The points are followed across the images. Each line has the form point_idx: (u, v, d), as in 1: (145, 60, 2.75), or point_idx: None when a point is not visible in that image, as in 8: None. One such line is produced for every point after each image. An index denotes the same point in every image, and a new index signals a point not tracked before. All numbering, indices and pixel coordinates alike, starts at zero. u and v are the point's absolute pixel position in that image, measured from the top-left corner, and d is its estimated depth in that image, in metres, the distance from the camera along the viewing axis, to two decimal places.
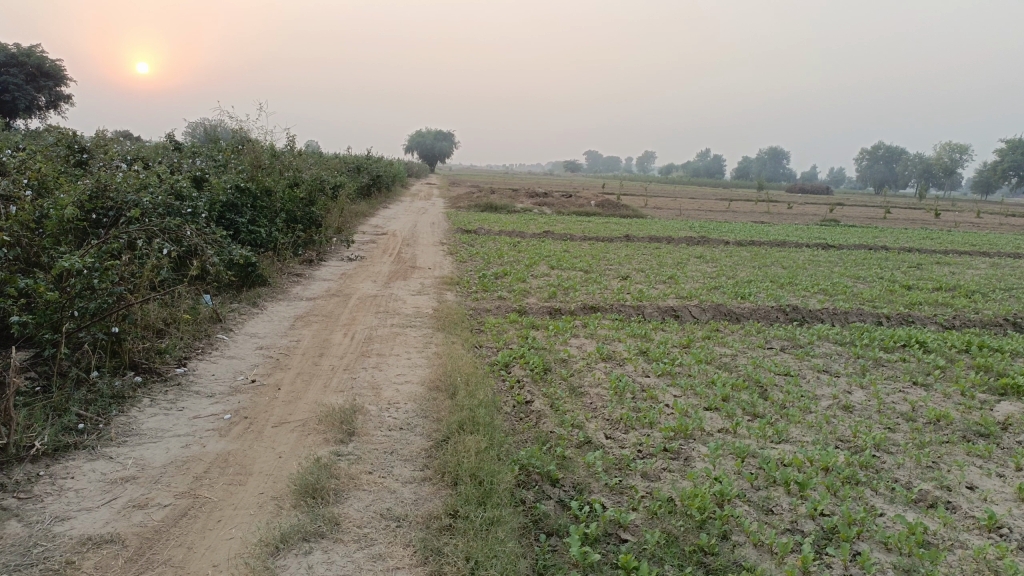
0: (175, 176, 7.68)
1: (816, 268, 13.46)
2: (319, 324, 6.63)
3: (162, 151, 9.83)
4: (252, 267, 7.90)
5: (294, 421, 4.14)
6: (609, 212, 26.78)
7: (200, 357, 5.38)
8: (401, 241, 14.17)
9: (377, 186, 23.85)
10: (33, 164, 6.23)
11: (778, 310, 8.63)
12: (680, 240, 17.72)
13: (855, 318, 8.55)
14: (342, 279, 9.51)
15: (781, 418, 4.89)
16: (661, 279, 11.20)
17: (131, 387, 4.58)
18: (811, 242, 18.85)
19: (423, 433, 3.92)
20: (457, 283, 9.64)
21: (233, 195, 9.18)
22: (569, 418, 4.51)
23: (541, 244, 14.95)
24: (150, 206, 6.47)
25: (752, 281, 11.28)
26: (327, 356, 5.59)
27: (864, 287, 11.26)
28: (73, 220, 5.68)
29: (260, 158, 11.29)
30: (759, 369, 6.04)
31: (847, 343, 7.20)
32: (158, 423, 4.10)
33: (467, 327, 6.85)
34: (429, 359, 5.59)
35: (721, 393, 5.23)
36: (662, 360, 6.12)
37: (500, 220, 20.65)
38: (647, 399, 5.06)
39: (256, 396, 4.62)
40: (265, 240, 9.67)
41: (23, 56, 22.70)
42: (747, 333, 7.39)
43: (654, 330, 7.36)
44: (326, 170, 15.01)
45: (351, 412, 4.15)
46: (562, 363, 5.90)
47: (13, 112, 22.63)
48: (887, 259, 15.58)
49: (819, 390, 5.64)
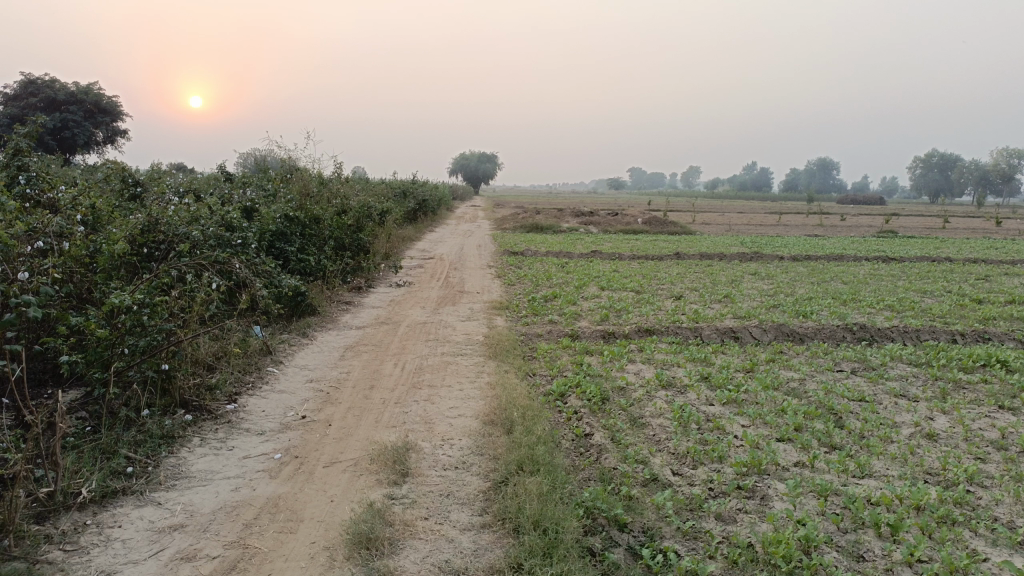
0: (225, 207, 7.68)
1: (878, 282, 12.93)
2: (370, 354, 6.50)
3: (213, 183, 9.91)
4: (301, 297, 7.84)
5: (345, 460, 3.98)
6: (657, 229, 26.40)
7: (250, 392, 5.27)
8: (448, 265, 14.08)
9: (422, 210, 23.95)
10: (88, 199, 6.26)
11: (844, 328, 8.24)
12: (732, 256, 17.30)
13: (927, 336, 8.12)
14: (391, 306, 9.42)
15: (861, 449, 4.56)
16: (717, 298, 10.86)
17: (181, 426, 4.48)
18: (870, 255, 18.22)
19: (480, 472, 3.72)
20: (507, 307, 9.46)
21: (282, 224, 9.18)
22: (632, 453, 4.27)
23: (590, 264, 14.68)
24: (200, 238, 6.44)
25: (812, 298, 10.86)
26: (377, 388, 5.44)
27: (932, 302, 10.74)
28: (124, 256, 5.66)
29: (308, 186, 11.33)
30: (830, 394, 5.70)
31: (922, 364, 6.80)
32: (208, 464, 3.98)
33: (520, 354, 6.65)
34: (482, 390, 5.40)
35: (793, 422, 4.92)
36: (726, 386, 5.83)
37: (547, 240, 20.48)
38: (714, 430, 4.78)
39: (306, 433, 4.48)
40: (315, 269, 9.64)
41: (81, 94, 23.47)
42: (813, 355, 7.03)
43: (714, 354, 7.06)
44: (373, 196, 15.03)
45: (404, 451, 3.97)
46: (620, 392, 5.65)
47: (72, 148, 23.36)
48: (952, 271, 14.95)
49: (898, 417, 5.28)
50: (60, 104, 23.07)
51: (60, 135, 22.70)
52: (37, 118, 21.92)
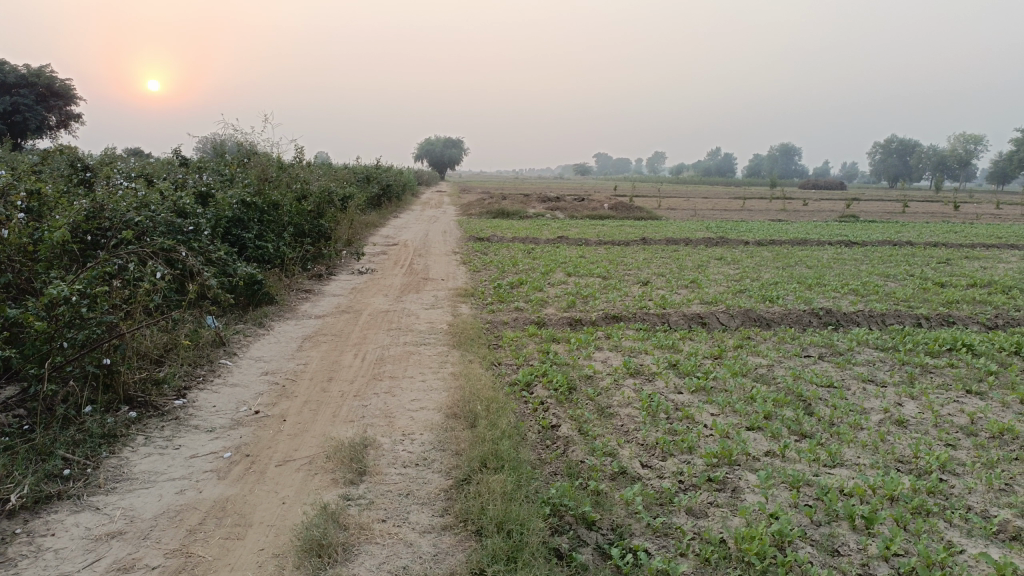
0: (178, 192, 7.38)
1: (842, 266, 12.98)
2: (329, 345, 6.28)
3: (166, 167, 9.55)
4: (258, 285, 7.57)
5: (300, 458, 3.78)
6: (623, 214, 26.37)
7: (201, 386, 5.02)
8: (413, 251, 13.83)
9: (387, 196, 23.62)
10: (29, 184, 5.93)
11: (810, 313, 8.20)
12: (698, 242, 17.28)
13: (892, 320, 8.11)
14: (353, 294, 9.18)
15: (832, 437, 4.48)
16: (683, 283, 10.78)
17: (125, 424, 4.23)
18: (833, 239, 18.35)
19: (442, 470, 3.54)
20: (472, 294, 9.28)
21: (239, 210, 8.88)
22: (600, 445, 4.13)
23: (557, 251, 14.54)
24: (148, 226, 6.16)
25: (778, 283, 10.84)
26: (335, 380, 5.23)
27: (896, 286, 10.78)
28: (67, 244, 5.37)
29: (266, 171, 11.00)
30: (799, 381, 5.62)
31: (889, 349, 6.77)
32: (152, 465, 3.75)
33: (484, 343, 6.48)
34: (445, 381, 5.22)
35: (762, 410, 4.82)
36: (694, 374, 5.72)
37: (513, 226, 20.29)
38: (683, 420, 4.66)
39: (259, 429, 4.25)
40: (273, 256, 9.35)
41: (33, 77, 22.65)
42: (781, 341, 6.97)
43: (681, 340, 6.96)
44: (335, 181, 14.70)
45: (362, 447, 3.78)
46: (588, 381, 5.51)
47: (23, 133, 22.56)
48: (914, 255, 15.09)
49: (866, 404, 5.22)
50: (10, 88, 22.23)
51: (9, 120, 21.89)
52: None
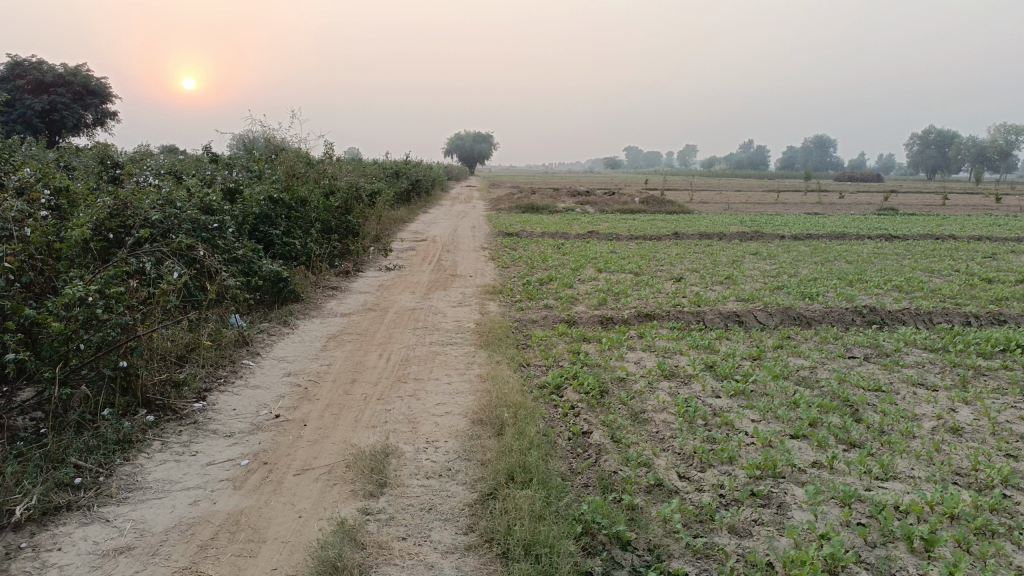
0: (205, 189, 7.29)
1: (883, 262, 12.55)
2: (354, 345, 6.12)
3: (195, 163, 9.49)
4: (284, 283, 7.45)
5: (319, 467, 3.61)
6: (654, 208, 26.02)
7: (222, 388, 4.88)
8: (441, 247, 13.66)
9: (416, 191, 23.53)
10: (53, 181, 5.85)
11: (853, 311, 7.87)
12: (732, 236, 16.91)
13: (940, 319, 7.75)
14: (379, 291, 9.03)
15: (883, 447, 4.21)
16: (718, 279, 10.47)
17: (141, 429, 4.09)
18: (873, 233, 17.85)
19: (466, 482, 3.35)
20: (501, 291, 9.07)
21: (267, 206, 8.79)
22: (634, 454, 3.90)
23: (587, 245, 14.29)
24: (172, 223, 6.04)
25: (817, 279, 10.49)
26: (359, 382, 5.06)
27: (941, 282, 10.38)
28: (89, 242, 5.27)
29: (294, 167, 10.90)
30: (845, 384, 5.33)
31: (938, 350, 6.43)
32: (167, 473, 3.61)
33: (513, 343, 6.27)
34: (472, 383, 5.02)
35: (806, 417, 4.55)
36: (733, 377, 5.45)
37: (542, 221, 20.07)
38: (722, 427, 4.40)
39: (279, 434, 4.09)
40: (301, 253, 9.24)
41: (70, 75, 22.93)
42: (823, 341, 6.66)
43: (718, 340, 6.68)
44: (363, 176, 14.59)
45: (383, 457, 3.59)
46: (621, 384, 5.27)
47: (61, 131, 22.86)
48: (958, 249, 14.58)
49: (917, 409, 4.92)
50: (48, 87, 22.48)
51: (48, 118, 22.15)
52: (22, 99, 21.31)
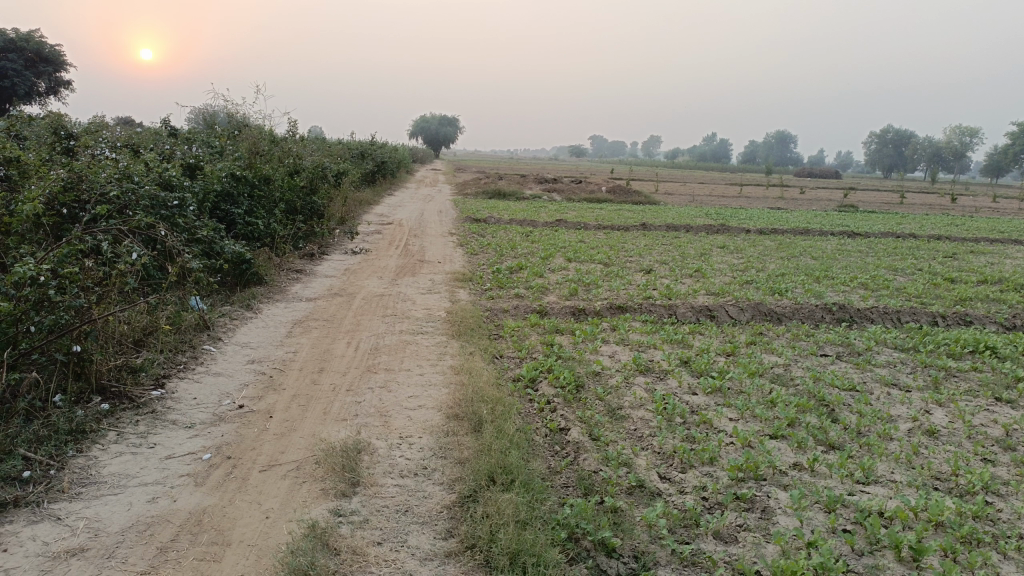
0: (166, 164, 6.98)
1: (847, 258, 12.67)
2: (320, 332, 5.91)
3: (154, 137, 9.12)
4: (246, 265, 7.18)
5: (286, 463, 3.43)
6: (620, 198, 26.02)
7: (181, 375, 4.65)
8: (407, 231, 13.42)
9: (381, 173, 23.16)
10: (3, 151, 5.54)
11: (823, 308, 7.88)
12: (699, 228, 16.95)
13: (908, 318, 7.80)
14: (345, 275, 8.80)
15: (862, 449, 4.17)
16: (687, 272, 10.44)
17: (95, 418, 3.85)
18: (835, 229, 18.05)
19: (443, 482, 3.20)
20: (470, 279, 8.90)
21: (228, 184, 8.49)
22: (614, 454, 3.80)
23: (555, 234, 14.17)
24: (131, 199, 5.76)
25: (785, 274, 10.52)
26: (326, 372, 4.86)
27: (906, 281, 10.49)
28: (40, 217, 4.98)
29: (257, 145, 10.56)
30: (820, 384, 5.29)
31: (908, 350, 6.45)
32: (123, 467, 3.39)
33: (484, 333, 6.12)
34: (445, 375, 4.86)
35: (785, 417, 4.49)
36: (708, 373, 5.38)
37: (509, 207, 19.92)
38: (701, 426, 4.32)
39: (243, 426, 3.89)
40: (264, 233, 8.94)
41: (22, 41, 22.01)
42: (795, 337, 6.64)
43: (691, 335, 6.61)
44: (328, 157, 14.24)
45: (355, 454, 3.43)
46: (596, 378, 5.16)
47: (11, 98, 21.98)
48: (919, 248, 14.82)
49: (893, 410, 4.90)
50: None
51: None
52: None
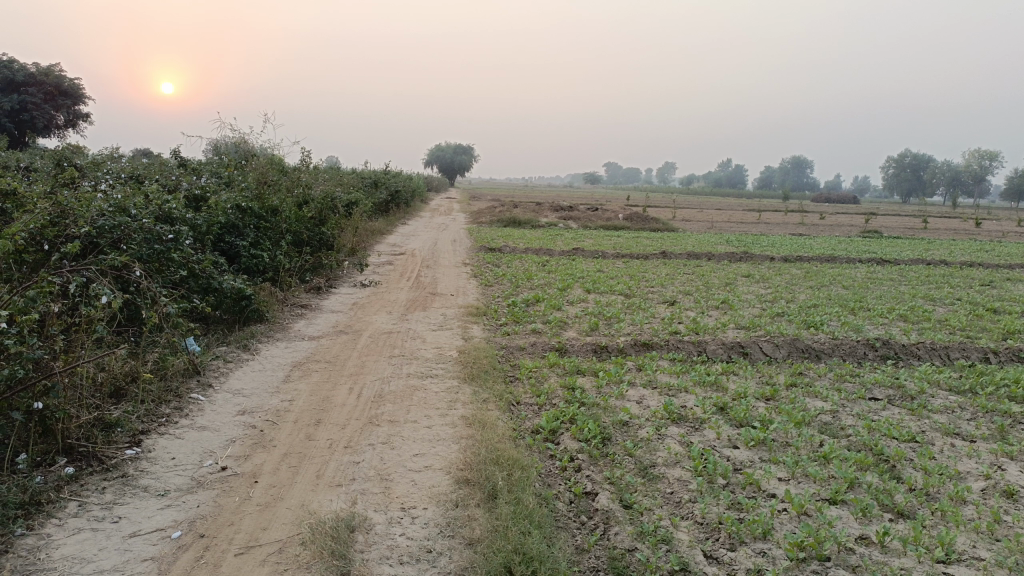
0: (167, 195, 6.58)
1: (880, 288, 12.06)
2: (320, 376, 5.43)
3: (160, 167, 8.77)
4: (246, 301, 6.75)
5: (267, 545, 2.93)
6: (638, 225, 25.57)
7: (162, 430, 4.17)
8: (420, 262, 12.99)
9: (395, 202, 22.86)
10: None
11: (864, 344, 7.31)
12: (721, 256, 16.40)
13: (957, 355, 7.22)
14: (353, 310, 8.34)
15: (936, 516, 3.60)
16: (713, 304, 9.90)
17: (55, 486, 3.37)
18: (863, 257, 17.44)
19: (451, 572, 2.72)
20: (485, 313, 8.41)
21: (233, 215, 8.09)
22: (651, 527, 3.26)
23: (573, 263, 13.70)
24: (121, 234, 5.33)
25: (818, 305, 9.96)
26: (324, 424, 4.37)
27: (946, 312, 9.89)
28: (17, 255, 4.57)
29: (265, 175, 10.19)
30: (876, 435, 4.72)
31: (965, 392, 5.87)
32: (78, 549, 2.90)
33: (499, 376, 5.61)
34: (456, 428, 4.36)
35: (843, 476, 3.93)
36: (749, 422, 4.84)
37: (526, 236, 19.48)
38: (748, 488, 3.78)
39: (223, 494, 3.40)
40: (269, 266, 8.51)
41: (42, 75, 21.94)
42: (840, 378, 6.08)
43: (725, 376, 6.06)
44: (340, 186, 13.87)
45: (348, 533, 2.93)
46: (624, 429, 4.62)
47: (31, 132, 21.95)
48: (953, 275, 14.23)
49: (961, 466, 4.34)
50: (18, 86, 21.49)
51: (18, 118, 21.18)
52: None
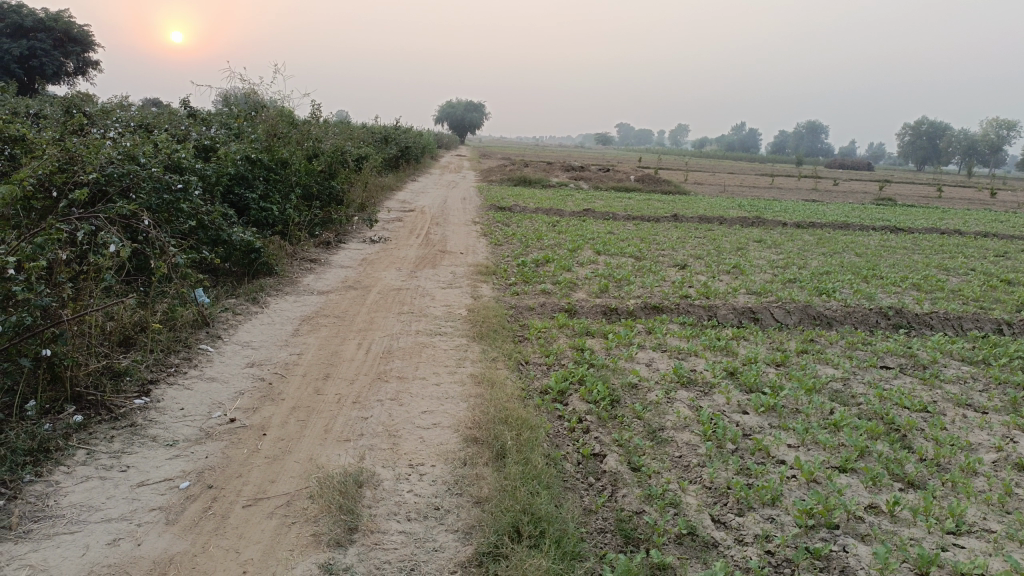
0: (176, 145, 6.49)
1: (893, 256, 11.94)
2: (329, 330, 5.41)
3: (169, 116, 8.67)
4: (256, 254, 6.71)
5: (275, 497, 2.92)
6: (650, 187, 25.35)
7: (171, 380, 4.17)
8: (429, 219, 12.91)
9: (405, 157, 22.68)
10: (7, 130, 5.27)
11: (877, 313, 7.24)
12: (733, 220, 16.27)
13: (970, 325, 7.15)
14: (362, 266, 8.31)
15: (946, 487, 3.58)
16: (725, 268, 9.83)
17: (64, 434, 3.37)
18: (876, 224, 17.26)
19: (459, 530, 2.71)
20: (494, 272, 8.36)
21: (243, 167, 8.01)
22: (659, 490, 3.25)
23: (584, 224, 13.60)
24: (130, 182, 5.27)
25: (830, 272, 9.88)
26: (332, 379, 4.36)
27: (960, 282, 9.80)
28: (26, 201, 4.52)
29: (275, 127, 10.07)
30: (887, 403, 4.68)
31: (977, 363, 5.81)
32: (87, 497, 2.90)
33: (508, 336, 5.58)
34: (464, 386, 4.34)
35: (854, 445, 3.91)
36: (759, 388, 4.80)
37: (536, 195, 19.33)
38: (757, 454, 3.76)
39: (232, 446, 3.40)
40: (279, 220, 8.46)
41: (51, 21, 21.66)
42: (851, 346, 6.03)
43: (735, 341, 6.02)
44: (350, 140, 13.73)
45: (355, 487, 2.92)
46: (633, 392, 4.59)
47: (40, 78, 21.75)
48: (967, 245, 14.08)
49: (973, 437, 4.30)
50: (27, 31, 21.27)
51: (27, 64, 20.97)
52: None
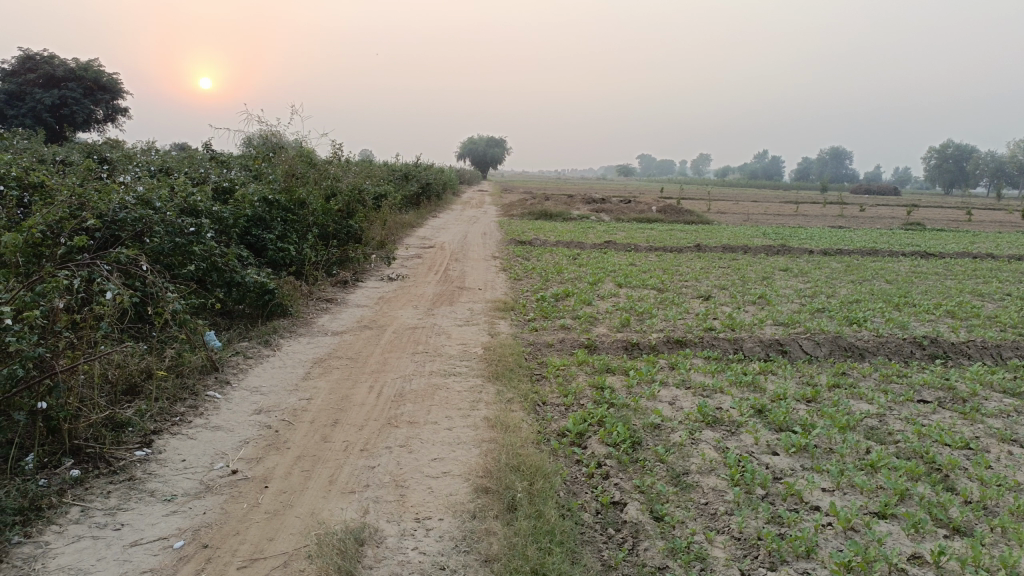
0: (192, 187, 6.46)
1: (925, 282, 11.59)
2: (341, 373, 5.27)
3: (187, 159, 8.69)
4: (269, 295, 6.61)
5: (272, 557, 2.75)
6: (672, 218, 25.14)
7: (174, 430, 4.03)
8: (449, 255, 12.82)
9: (426, 194, 22.74)
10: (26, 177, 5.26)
11: (911, 343, 6.94)
12: (757, 249, 15.98)
13: (1010, 353, 6.83)
14: (379, 304, 8.19)
15: (996, 533, 3.31)
16: (750, 298, 9.58)
17: (59, 491, 3.23)
18: (906, 250, 16.87)
19: None
20: (513, 308, 8.19)
21: (260, 208, 7.97)
22: (684, 542, 3.03)
23: (605, 256, 13.43)
24: (141, 227, 5.22)
25: (860, 300, 9.58)
26: (341, 425, 4.19)
27: (997, 308, 9.45)
28: (37, 248, 4.46)
29: (293, 167, 10.07)
30: (926, 441, 4.41)
31: (1020, 395, 5.51)
32: (76, 559, 2.75)
33: (526, 375, 5.39)
34: (478, 430, 4.16)
35: (893, 488, 3.65)
36: (789, 426, 4.56)
37: (557, 228, 19.22)
38: (789, 499, 3.52)
39: (231, 500, 3.24)
40: (295, 259, 8.39)
41: (81, 70, 22.17)
42: (885, 379, 5.75)
43: (762, 376, 5.77)
44: (369, 179, 13.73)
45: (356, 547, 2.74)
46: (655, 432, 4.38)
47: (71, 126, 22.21)
48: (1001, 269, 13.67)
49: (1020, 477, 4.02)
50: (59, 81, 21.79)
51: (58, 113, 21.43)
52: (32, 93, 20.69)
